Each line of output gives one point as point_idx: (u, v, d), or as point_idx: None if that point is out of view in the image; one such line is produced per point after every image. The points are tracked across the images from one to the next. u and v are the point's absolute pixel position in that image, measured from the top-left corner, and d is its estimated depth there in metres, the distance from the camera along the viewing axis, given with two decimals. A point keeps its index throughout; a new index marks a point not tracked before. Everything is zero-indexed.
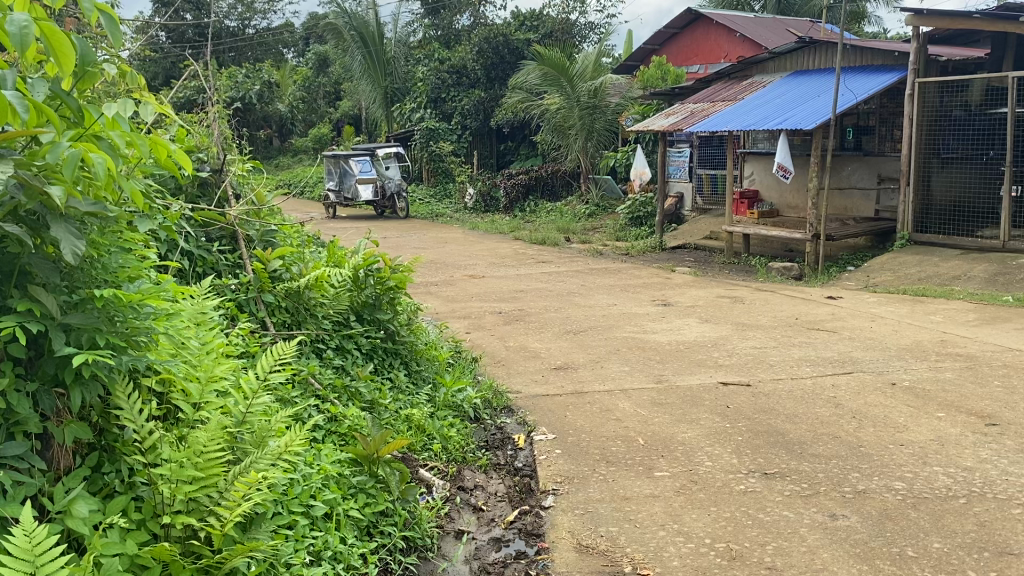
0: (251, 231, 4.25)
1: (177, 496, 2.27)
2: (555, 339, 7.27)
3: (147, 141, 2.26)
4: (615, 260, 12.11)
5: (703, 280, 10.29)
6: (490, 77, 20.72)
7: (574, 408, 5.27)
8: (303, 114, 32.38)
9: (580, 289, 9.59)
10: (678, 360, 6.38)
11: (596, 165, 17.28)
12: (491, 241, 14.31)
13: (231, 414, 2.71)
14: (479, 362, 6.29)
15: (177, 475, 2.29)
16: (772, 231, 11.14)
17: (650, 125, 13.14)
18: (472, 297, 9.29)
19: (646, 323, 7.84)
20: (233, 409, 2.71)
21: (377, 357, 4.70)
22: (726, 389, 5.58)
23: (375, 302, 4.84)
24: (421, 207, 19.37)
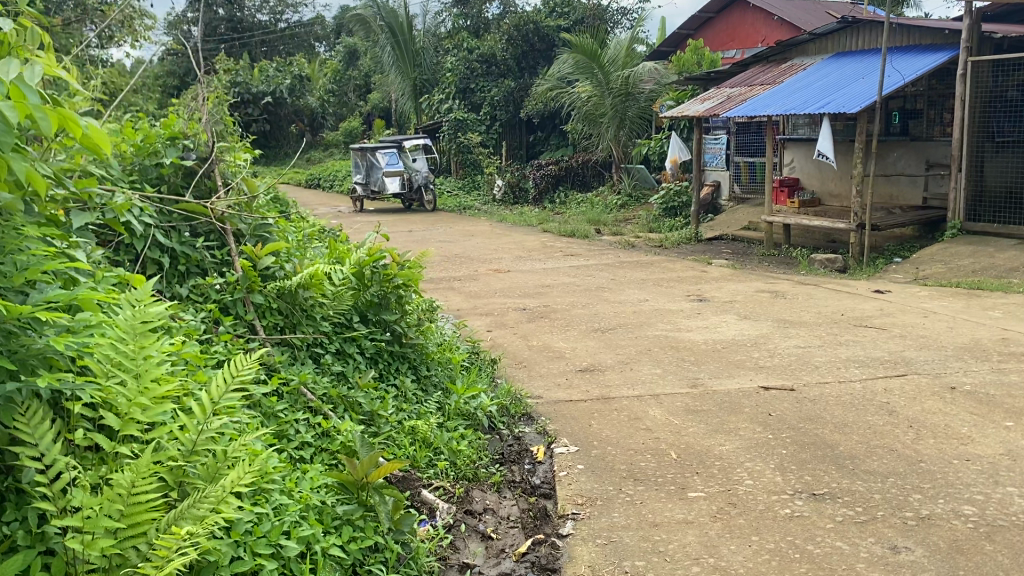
0: (240, 225, 3.87)
1: (92, 551, 1.93)
2: (581, 338, 6.84)
3: (53, 117, 1.86)
4: (648, 253, 11.62)
5: (740, 273, 9.77)
6: (521, 66, 20.41)
7: (600, 415, 4.84)
8: (333, 108, 32.21)
9: (609, 284, 9.14)
10: (714, 362, 5.92)
11: (628, 155, 16.80)
12: (519, 234, 13.88)
13: (179, 442, 2.36)
14: (498, 364, 5.88)
15: (91, 526, 1.95)
16: (814, 221, 10.58)
17: (684, 110, 12.62)
18: (496, 292, 8.89)
19: (679, 320, 7.37)
20: (181, 436, 2.35)
21: (383, 362, 4.31)
22: (768, 395, 5.11)
23: (381, 299, 4.44)
24: (449, 200, 19.00)
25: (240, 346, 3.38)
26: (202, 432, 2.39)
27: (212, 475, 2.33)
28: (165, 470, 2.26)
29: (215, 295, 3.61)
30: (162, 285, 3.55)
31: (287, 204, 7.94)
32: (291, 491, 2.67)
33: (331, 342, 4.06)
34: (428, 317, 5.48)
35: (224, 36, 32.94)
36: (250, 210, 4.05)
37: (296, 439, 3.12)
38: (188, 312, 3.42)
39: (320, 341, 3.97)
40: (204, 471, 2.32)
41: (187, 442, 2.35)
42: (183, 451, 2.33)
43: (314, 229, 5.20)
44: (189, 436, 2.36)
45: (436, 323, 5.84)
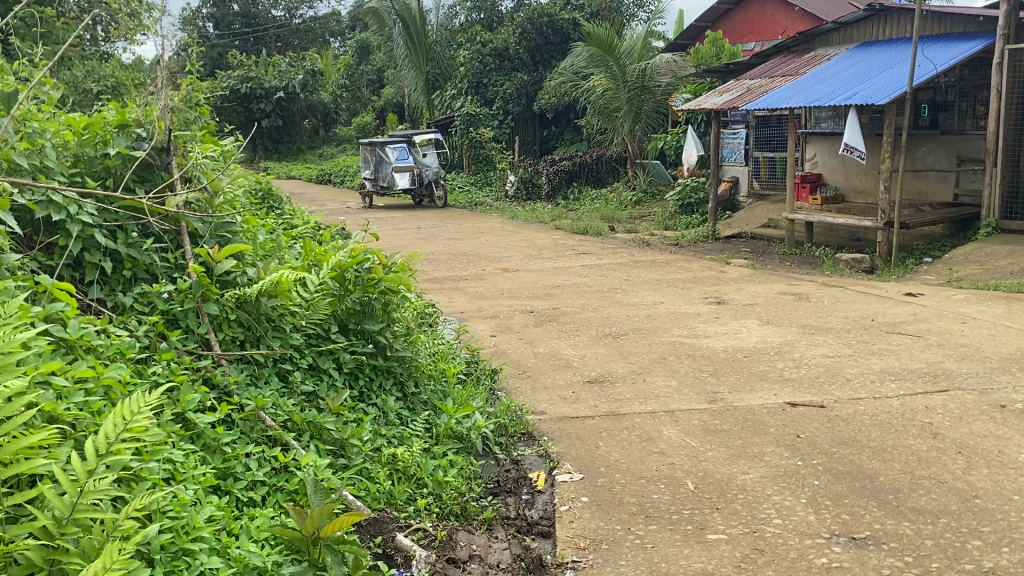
0: (197, 225, 3.40)
1: None
2: (591, 345, 6.34)
3: None
4: (665, 252, 11.10)
5: (761, 273, 9.24)
6: (535, 60, 19.78)
7: (609, 435, 4.35)
8: (346, 103, 31.81)
9: (622, 285, 8.64)
10: (734, 373, 5.41)
11: (644, 150, 16.29)
12: (530, 231, 13.40)
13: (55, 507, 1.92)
14: (500, 375, 5.40)
15: None
16: (839, 219, 10.03)
17: (702, 103, 12.11)
18: (502, 294, 8.41)
19: (697, 325, 6.86)
20: (56, 501, 1.91)
21: (366, 377, 3.84)
22: (795, 412, 4.60)
23: (364, 305, 3.98)
24: (460, 195, 18.51)
25: (185, 367, 2.92)
26: (89, 490, 1.95)
27: (97, 546, 1.91)
28: (37, 543, 1.83)
29: (164, 305, 3.13)
30: (102, 295, 3.09)
31: (280, 203, 7.54)
32: (227, 550, 2.22)
33: (304, 356, 3.60)
34: (419, 325, 5.00)
35: (238, 31, 32.72)
36: (212, 208, 3.58)
37: (244, 478, 2.67)
38: (125, 326, 2.96)
39: (292, 354, 3.51)
40: (86, 543, 1.89)
41: (65, 506, 1.91)
42: (61, 518, 1.89)
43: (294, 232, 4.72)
44: (69, 498, 1.92)
45: (428, 332, 5.36)
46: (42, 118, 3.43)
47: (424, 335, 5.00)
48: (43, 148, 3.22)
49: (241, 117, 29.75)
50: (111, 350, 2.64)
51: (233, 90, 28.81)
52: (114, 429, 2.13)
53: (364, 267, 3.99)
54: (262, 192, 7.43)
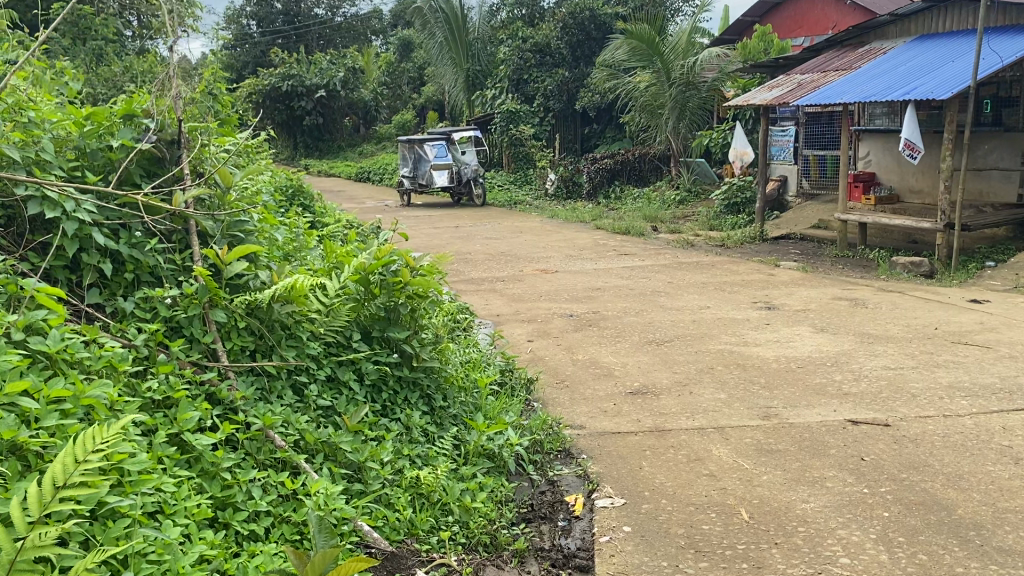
0: (205, 223, 3.13)
1: None
2: (633, 352, 6.00)
3: None
4: (710, 253, 10.68)
5: (813, 276, 8.80)
6: (575, 56, 19.35)
7: (653, 454, 4.01)
8: (387, 101, 31.65)
9: (666, 288, 8.26)
10: (788, 386, 5.03)
11: (688, 148, 15.85)
12: (570, 230, 13.05)
13: None
14: (536, 384, 5.08)
15: None
16: (895, 220, 9.54)
17: (750, 98, 11.66)
18: (540, 296, 8.08)
19: (746, 333, 6.47)
20: None
21: (391, 388, 3.55)
22: (857, 432, 4.22)
23: (390, 311, 3.69)
24: (498, 194, 18.19)
25: (185, 381, 2.64)
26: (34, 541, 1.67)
27: None
28: None
29: (166, 312, 2.85)
30: (100, 300, 2.83)
31: (311, 200, 7.29)
32: None
33: (322, 366, 3.32)
34: (445, 333, 4.70)
35: (280, 29, 32.77)
36: (225, 205, 3.30)
37: (246, 509, 2.38)
38: (120, 335, 2.69)
39: (310, 363, 3.23)
40: None
41: None
42: None
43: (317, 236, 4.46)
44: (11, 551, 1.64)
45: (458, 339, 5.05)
46: (41, 107, 3.18)
47: (454, 344, 4.69)
48: (40, 140, 2.98)
49: (283, 115, 29.77)
50: (97, 364, 2.36)
51: (274, 87, 28.82)
52: (64, 470, 1.82)
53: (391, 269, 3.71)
54: (293, 189, 7.19)
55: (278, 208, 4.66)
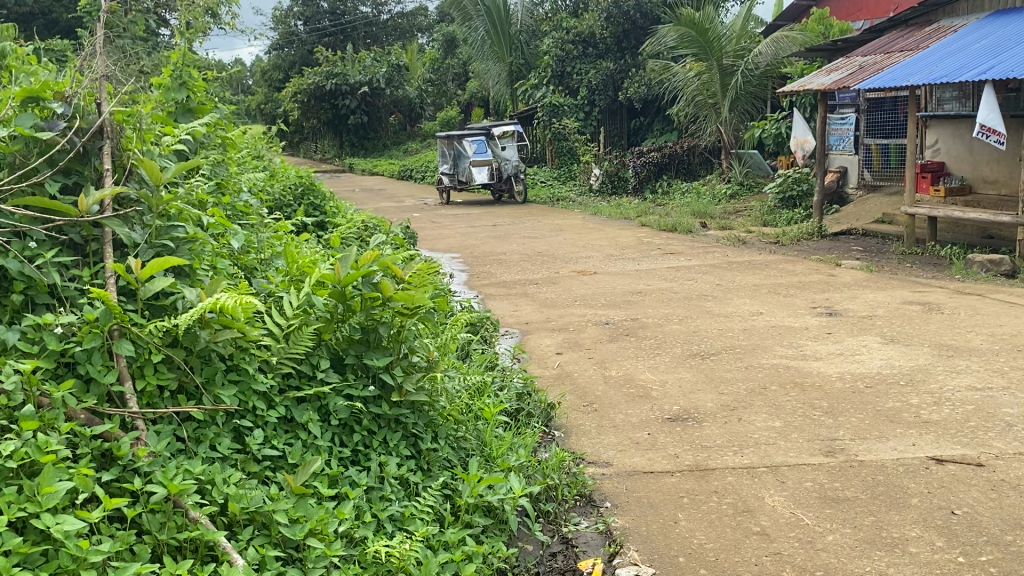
0: (121, 230, 2.52)
1: None
2: (673, 368, 5.28)
3: None
4: (764, 251, 9.86)
5: (878, 276, 7.96)
6: (622, 46, 18.63)
7: (692, 503, 3.31)
8: (432, 98, 30.63)
9: (714, 291, 7.52)
10: (855, 412, 4.27)
11: (740, 139, 14.98)
12: (613, 228, 12.34)
13: None
14: (559, 409, 4.41)
15: None
16: (970, 213, 8.63)
17: (806, 84, 10.81)
18: (575, 300, 7.40)
19: (804, 344, 5.70)
20: None
21: (368, 428, 2.91)
22: (943, 474, 3.47)
23: (367, 332, 3.05)
24: (541, 190, 17.46)
25: (62, 438, 2.04)
26: None
27: None
28: None
29: (57, 344, 2.23)
30: None
31: (322, 200, 6.76)
32: None
33: (275, 406, 2.70)
34: (443, 354, 4.08)
35: (327, 28, 32.63)
36: (155, 209, 2.71)
37: None
38: None
39: (255, 402, 2.61)
40: None
41: None
42: None
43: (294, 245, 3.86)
44: None
45: (462, 357, 4.42)
46: None
47: (457, 366, 4.05)
48: None
49: (328, 114, 29.72)
50: None
51: (318, 86, 28.79)
52: None
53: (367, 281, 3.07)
54: (303, 188, 6.69)
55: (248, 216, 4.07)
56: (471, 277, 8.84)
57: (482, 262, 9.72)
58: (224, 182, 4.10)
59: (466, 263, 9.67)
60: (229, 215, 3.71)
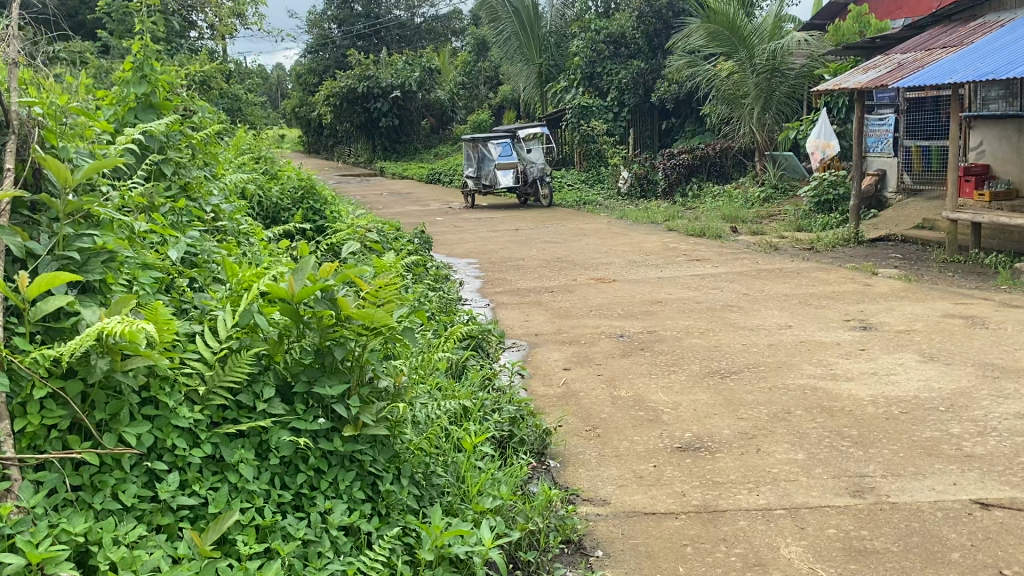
0: (18, 239, 2.19)
1: None
2: (689, 387, 4.83)
3: None
4: (796, 258, 9.36)
5: (918, 287, 7.43)
6: (653, 46, 18.19)
7: (694, 554, 2.88)
8: (463, 102, 30.04)
9: (740, 301, 7.05)
10: (888, 443, 3.80)
11: (774, 141, 14.43)
12: (639, 233, 11.88)
13: None
14: (557, 437, 3.98)
15: None
16: (1018, 219, 8.06)
17: (842, 82, 10.28)
18: (590, 310, 6.98)
19: (834, 362, 5.22)
20: None
21: (316, 466, 2.53)
22: (989, 522, 3.01)
23: (322, 354, 2.69)
24: (568, 193, 16.97)
25: None
26: None
27: None
28: None
29: None
30: None
31: (322, 204, 6.43)
32: None
33: (200, 443, 2.33)
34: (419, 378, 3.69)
35: (360, 31, 32.45)
36: (65, 217, 2.37)
37: None
38: None
39: (175, 439, 2.26)
40: None
41: None
42: None
43: (257, 258, 3.52)
44: None
45: (447, 378, 4.03)
46: None
47: (436, 392, 3.67)
48: None
49: (360, 117, 29.53)
50: None
51: (350, 89, 28.65)
52: None
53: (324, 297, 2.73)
54: (302, 191, 6.38)
55: (210, 225, 3.72)
56: (486, 284, 8.46)
57: (499, 268, 9.33)
58: (186, 186, 3.76)
59: (482, 269, 9.28)
60: (182, 222, 3.37)
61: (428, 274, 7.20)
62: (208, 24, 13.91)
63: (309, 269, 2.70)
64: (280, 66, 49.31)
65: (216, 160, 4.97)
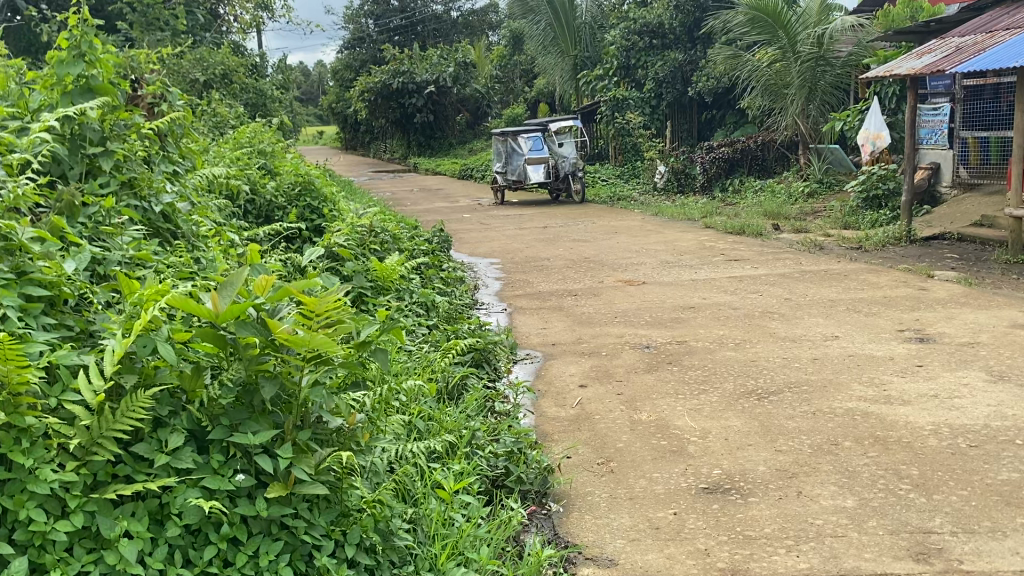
0: None
1: None
2: (720, 411, 4.23)
3: None
4: (842, 258, 8.67)
5: (981, 292, 6.72)
6: (692, 35, 17.33)
7: None
8: (499, 95, 29.49)
9: (781, 307, 6.42)
10: (957, 488, 3.17)
11: (818, 133, 13.68)
12: (674, 230, 11.26)
13: None
14: (561, 476, 3.41)
15: None
16: None
17: (894, 69, 9.53)
18: (615, 317, 6.40)
19: (887, 381, 4.58)
20: None
21: (231, 535, 2.00)
22: None
23: (249, 392, 2.18)
24: (601, 189, 16.34)
25: None
26: None
27: None
28: None
29: None
30: None
31: (322, 201, 5.93)
32: None
33: (69, 512, 1.84)
34: (392, 411, 3.16)
35: (396, 25, 32.11)
36: None
37: None
38: None
39: (31, 510, 1.77)
40: None
41: None
42: None
43: (201, 273, 2.99)
44: None
45: (432, 408, 3.47)
46: None
47: (415, 430, 3.13)
48: None
49: (395, 113, 29.18)
50: None
51: (385, 85, 28.37)
52: None
53: (258, 321, 2.24)
54: (300, 187, 5.90)
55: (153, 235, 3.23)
56: (506, 286, 7.90)
57: (523, 268, 8.79)
58: (133, 184, 3.28)
59: (505, 270, 8.75)
60: (114, 224, 2.89)
61: (439, 277, 6.68)
62: (235, 16, 13.56)
63: (239, 285, 2.21)
64: (321, 65, 49.16)
65: (187, 154, 4.45)
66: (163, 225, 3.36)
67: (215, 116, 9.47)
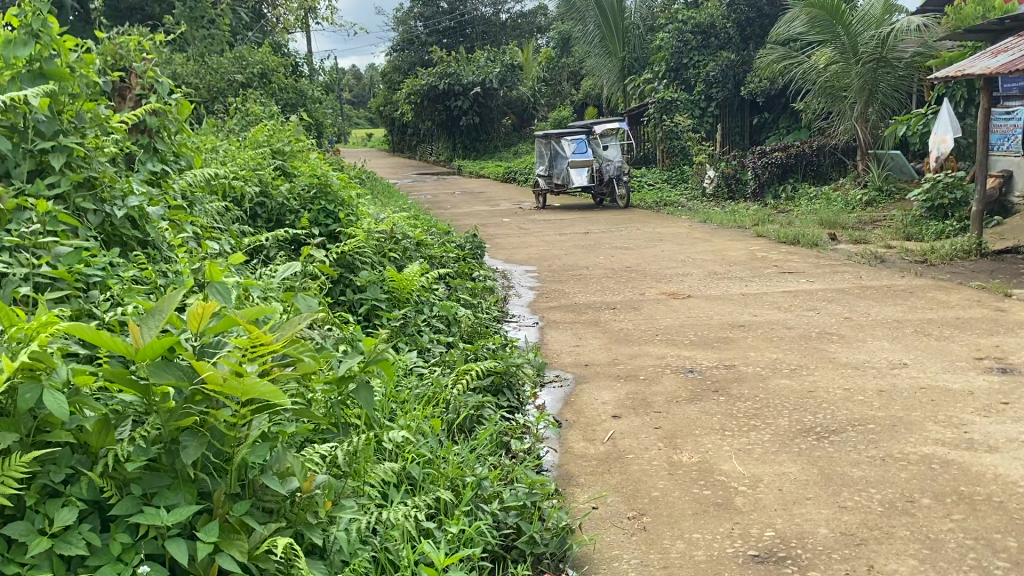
0: None
1: None
2: (772, 453, 3.66)
3: None
4: (907, 273, 7.98)
5: None
6: (744, 36, 16.69)
7: None
8: (546, 99, 28.94)
9: (840, 328, 5.80)
10: None
11: (879, 138, 12.93)
12: (724, 239, 10.62)
13: None
14: (581, 534, 2.89)
15: None
16: None
17: (966, 68, 8.80)
18: (655, 334, 5.84)
19: (969, 421, 3.96)
20: None
21: None
22: None
23: (171, 453, 1.72)
24: (647, 194, 15.73)
25: None
26: None
27: None
28: None
29: None
30: None
31: (338, 205, 5.47)
32: None
33: None
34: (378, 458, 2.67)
35: (444, 26, 31.80)
36: None
37: None
38: None
39: None
40: None
41: None
42: None
43: (155, 293, 2.57)
44: None
45: (432, 448, 2.98)
46: None
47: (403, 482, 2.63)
48: None
49: (441, 115, 28.82)
50: None
51: (432, 86, 28.08)
52: None
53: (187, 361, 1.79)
54: (314, 189, 5.46)
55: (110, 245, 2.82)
56: (541, 297, 7.38)
57: (560, 278, 8.26)
58: (94, 186, 2.90)
59: (541, 279, 8.22)
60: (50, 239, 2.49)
61: (467, 288, 6.18)
62: (277, 16, 13.32)
63: (168, 314, 1.76)
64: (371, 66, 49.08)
65: (181, 153, 4.05)
66: (128, 233, 2.94)
67: (246, 115, 9.12)
